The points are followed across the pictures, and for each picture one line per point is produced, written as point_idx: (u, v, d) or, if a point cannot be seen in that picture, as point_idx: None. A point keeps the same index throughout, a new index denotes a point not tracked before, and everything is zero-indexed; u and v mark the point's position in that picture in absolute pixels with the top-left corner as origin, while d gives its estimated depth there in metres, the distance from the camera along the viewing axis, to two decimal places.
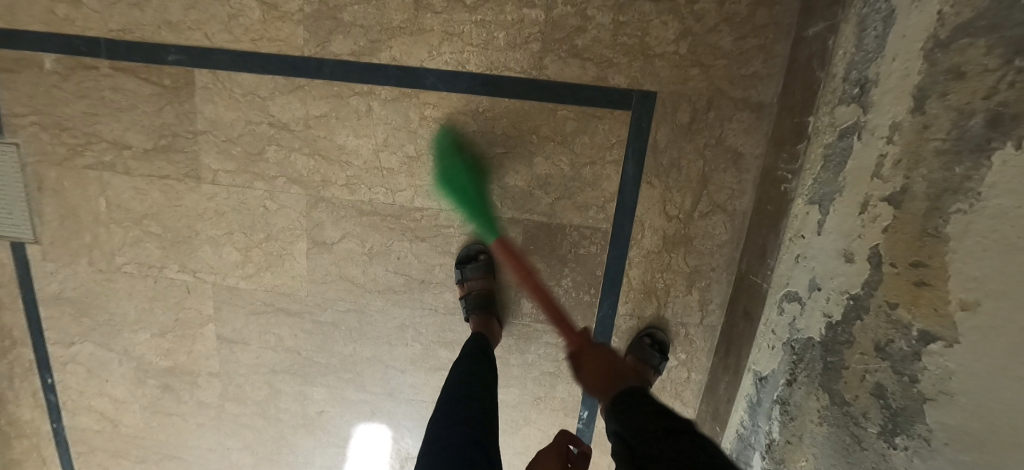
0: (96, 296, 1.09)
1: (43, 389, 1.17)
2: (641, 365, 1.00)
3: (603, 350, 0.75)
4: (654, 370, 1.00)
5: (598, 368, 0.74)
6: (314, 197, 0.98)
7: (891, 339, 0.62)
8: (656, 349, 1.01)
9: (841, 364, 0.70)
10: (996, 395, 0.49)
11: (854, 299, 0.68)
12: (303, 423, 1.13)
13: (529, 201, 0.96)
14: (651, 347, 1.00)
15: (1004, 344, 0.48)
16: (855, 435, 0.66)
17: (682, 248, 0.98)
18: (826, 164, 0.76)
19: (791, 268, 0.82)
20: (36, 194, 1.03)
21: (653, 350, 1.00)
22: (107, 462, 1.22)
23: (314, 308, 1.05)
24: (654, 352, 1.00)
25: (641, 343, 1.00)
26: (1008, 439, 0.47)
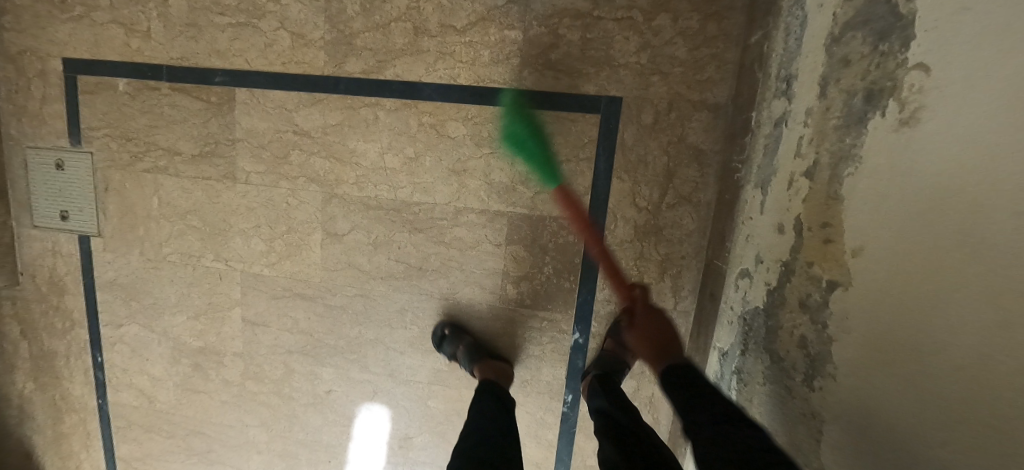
0: (143, 282, 1.26)
1: (94, 367, 1.33)
2: (619, 347, 1.08)
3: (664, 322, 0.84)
4: (632, 352, 1.09)
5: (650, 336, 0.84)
6: (329, 194, 1.14)
7: (809, 294, 0.69)
8: None
9: (777, 326, 0.76)
10: (876, 326, 0.57)
11: (786, 264, 0.76)
12: (313, 401, 1.25)
13: (513, 195, 1.09)
14: (628, 331, 1.10)
15: (880, 282, 0.57)
16: (788, 386, 0.72)
17: (653, 237, 1.08)
18: (766, 151, 0.86)
19: (743, 248, 0.91)
20: (102, 194, 1.23)
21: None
22: (142, 436, 1.36)
23: (326, 293, 1.19)
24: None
25: (619, 327, 1.09)
26: (889, 362, 0.55)
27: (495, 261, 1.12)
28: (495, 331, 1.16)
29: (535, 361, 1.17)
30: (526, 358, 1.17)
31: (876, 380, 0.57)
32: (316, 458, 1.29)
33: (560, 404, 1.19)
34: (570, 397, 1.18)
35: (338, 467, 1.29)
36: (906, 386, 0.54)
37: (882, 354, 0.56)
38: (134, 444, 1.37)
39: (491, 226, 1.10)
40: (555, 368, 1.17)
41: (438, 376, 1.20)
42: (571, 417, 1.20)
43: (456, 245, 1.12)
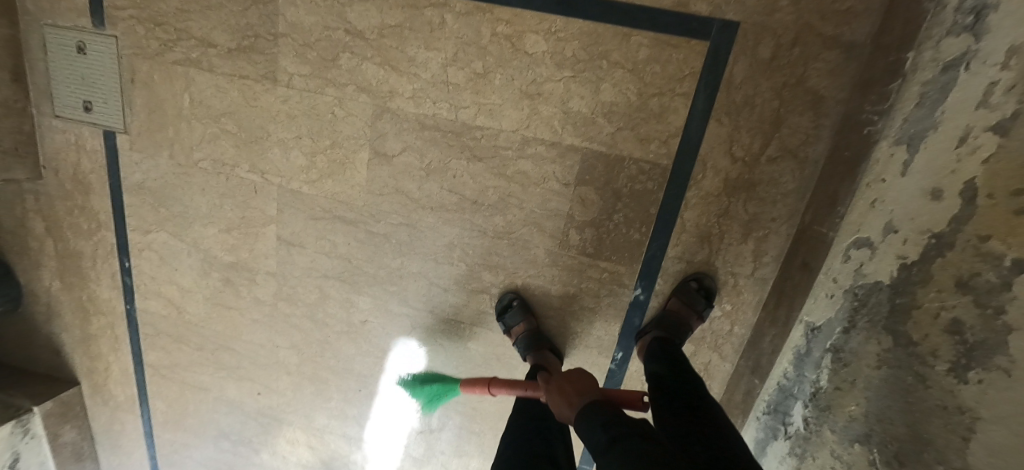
0: (173, 188, 1.17)
1: (121, 272, 1.27)
2: (685, 309, 0.99)
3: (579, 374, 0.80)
4: (699, 316, 0.99)
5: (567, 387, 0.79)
6: (380, 107, 1.01)
7: (976, 273, 0.57)
8: (702, 295, 1.00)
9: (909, 304, 0.66)
10: None
11: (937, 237, 0.64)
12: (347, 330, 1.19)
13: (591, 129, 0.95)
14: (697, 292, 0.99)
15: None
16: (920, 374, 0.63)
17: (744, 193, 0.95)
18: (921, 101, 0.71)
19: (864, 215, 0.78)
20: (129, 86, 1.10)
21: (699, 295, 0.99)
22: (170, 346, 1.33)
23: (368, 219, 1.09)
24: (700, 297, 0.99)
25: (687, 286, 1.00)
26: None
27: (560, 203, 1.01)
28: (550, 278, 1.07)
29: (587, 314, 1.08)
30: (579, 309, 1.08)
31: None
32: (346, 386, 1.26)
33: (608, 360, 1.11)
34: (620, 354, 1.10)
35: (367, 397, 1.26)
36: None
37: None
38: (162, 352, 1.34)
39: (561, 162, 0.98)
40: (608, 323, 1.08)
41: (483, 318, 1.12)
42: (617, 375, 1.12)
43: (519, 180, 1.00)
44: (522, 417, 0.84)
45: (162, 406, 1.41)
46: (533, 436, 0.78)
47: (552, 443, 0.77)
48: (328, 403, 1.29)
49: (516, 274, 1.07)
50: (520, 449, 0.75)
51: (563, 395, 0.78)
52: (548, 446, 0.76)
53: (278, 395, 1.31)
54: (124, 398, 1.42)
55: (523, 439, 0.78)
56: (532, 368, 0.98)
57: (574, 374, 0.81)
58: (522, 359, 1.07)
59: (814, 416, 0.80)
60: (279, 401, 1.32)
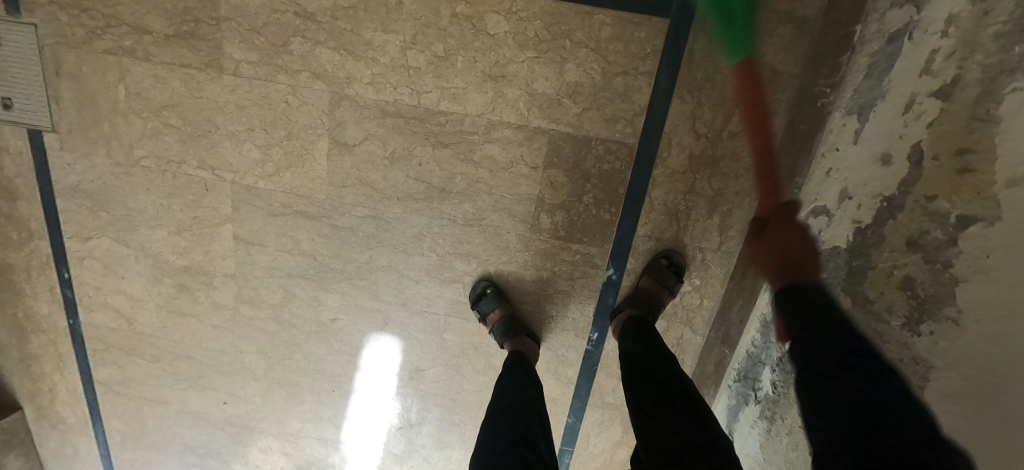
0: (113, 190, 1.08)
1: (60, 283, 1.18)
2: (656, 286, 1.00)
3: (807, 237, 0.59)
4: (670, 292, 1.00)
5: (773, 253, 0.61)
6: (338, 94, 0.97)
7: (925, 231, 0.60)
8: (672, 271, 1.01)
9: (866, 266, 0.69)
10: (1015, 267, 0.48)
11: (888, 200, 0.67)
12: (317, 329, 1.15)
13: (557, 110, 0.94)
14: (668, 269, 1.01)
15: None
16: (878, 331, 0.65)
17: (708, 169, 0.96)
18: (869, 72, 0.74)
19: (821, 184, 0.81)
20: (54, 79, 1.01)
21: (669, 272, 1.01)
22: (122, 360, 1.25)
23: (332, 213, 1.05)
24: (670, 273, 1.00)
25: (658, 264, 1.00)
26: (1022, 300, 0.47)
27: (529, 187, 1.00)
28: (522, 263, 1.06)
29: (562, 296, 1.08)
30: (553, 293, 1.08)
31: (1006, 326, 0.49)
32: (319, 387, 1.21)
33: (584, 342, 1.12)
34: (595, 335, 1.10)
35: (342, 396, 1.22)
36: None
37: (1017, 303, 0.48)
38: (113, 367, 1.26)
39: (529, 145, 0.97)
40: (582, 304, 1.08)
41: (457, 308, 1.10)
42: (593, 356, 1.13)
43: (487, 165, 0.99)
44: (501, 404, 0.83)
45: (118, 424, 1.32)
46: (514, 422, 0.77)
47: (533, 428, 0.76)
48: (301, 406, 1.24)
49: (488, 261, 1.06)
50: (501, 437, 0.74)
51: (768, 257, 0.61)
52: (529, 432, 0.75)
53: (246, 402, 1.25)
54: (75, 420, 1.33)
55: (503, 427, 0.77)
56: (510, 356, 0.98)
57: (811, 247, 0.59)
58: (499, 346, 1.06)
59: (782, 379, 0.83)
60: (248, 409, 1.26)
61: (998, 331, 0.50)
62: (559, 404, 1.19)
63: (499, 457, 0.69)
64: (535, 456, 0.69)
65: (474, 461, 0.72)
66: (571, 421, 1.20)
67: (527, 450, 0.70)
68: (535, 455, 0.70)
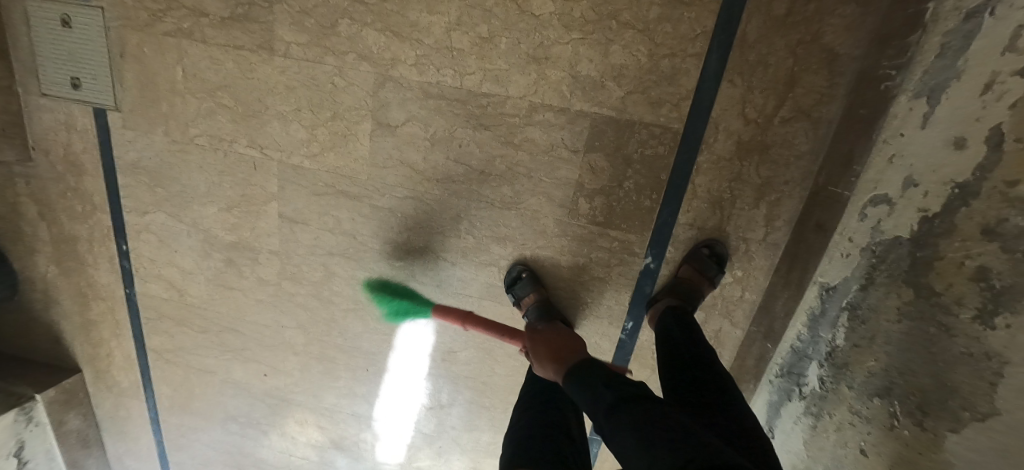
0: (169, 167, 1.13)
1: (120, 255, 1.25)
2: (697, 275, 0.97)
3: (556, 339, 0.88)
4: (712, 282, 0.97)
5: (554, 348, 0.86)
6: (382, 75, 0.98)
7: (1003, 218, 0.56)
8: (714, 261, 0.98)
9: (932, 257, 0.65)
10: None
11: (961, 187, 0.62)
12: (355, 307, 1.18)
13: (600, 93, 0.93)
14: (709, 259, 0.97)
15: None
16: (944, 325, 0.61)
17: (757, 156, 0.93)
18: (943, 52, 0.69)
19: (882, 171, 0.77)
20: (118, 60, 1.06)
21: (711, 262, 0.97)
22: (172, 330, 1.31)
23: (373, 193, 1.07)
24: (712, 263, 0.97)
25: (699, 253, 0.98)
26: None
27: (569, 171, 0.99)
28: (559, 248, 1.05)
29: (598, 284, 1.06)
30: (589, 279, 1.06)
31: None
32: (354, 364, 1.24)
33: (619, 331, 1.10)
34: (631, 324, 1.09)
35: (376, 375, 1.25)
36: None
37: None
38: (165, 336, 1.32)
39: (571, 128, 0.96)
40: (618, 292, 1.06)
41: (491, 291, 1.10)
42: (628, 345, 1.11)
43: (527, 147, 0.98)
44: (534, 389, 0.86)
45: (167, 390, 1.40)
46: (546, 407, 0.80)
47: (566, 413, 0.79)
48: (336, 382, 1.28)
49: (525, 246, 1.05)
50: (533, 420, 0.77)
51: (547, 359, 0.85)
52: (561, 417, 0.78)
53: (285, 375, 1.30)
54: (129, 384, 1.41)
55: (536, 410, 0.80)
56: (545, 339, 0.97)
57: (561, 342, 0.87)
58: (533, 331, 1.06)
59: (831, 375, 0.79)
60: (287, 382, 1.31)
61: None
62: None
63: (531, 437, 0.73)
64: (569, 445, 0.72)
65: (506, 439, 0.75)
66: None
67: (558, 433, 0.74)
68: (566, 438, 0.73)
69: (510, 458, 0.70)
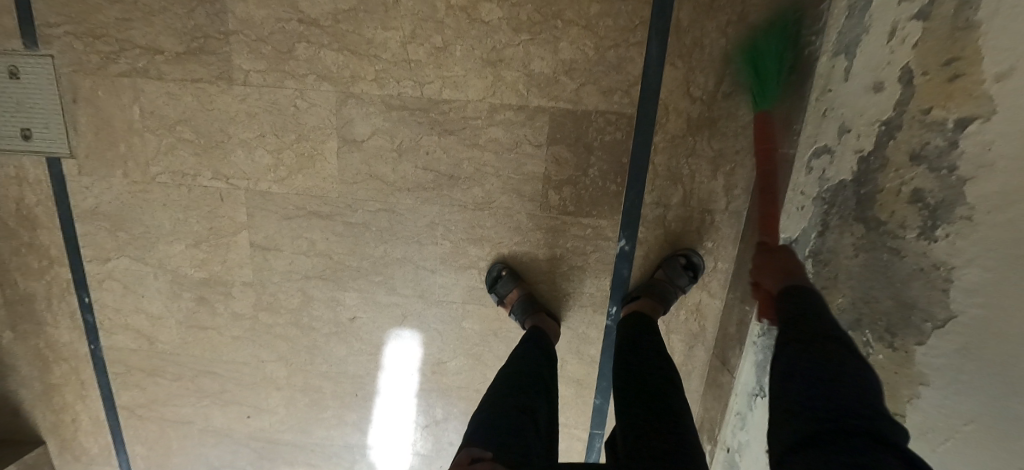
0: (130, 209, 1.11)
1: (81, 309, 1.19)
2: (669, 282, 1.02)
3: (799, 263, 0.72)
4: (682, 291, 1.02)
5: (772, 264, 0.73)
6: (344, 93, 1.01)
7: (926, 142, 0.62)
8: (688, 271, 1.02)
9: (875, 191, 0.70)
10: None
11: (886, 124, 0.69)
12: (337, 330, 1.16)
13: (555, 88, 0.98)
14: (684, 268, 1.02)
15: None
16: (894, 249, 0.66)
17: (707, 131, 0.99)
18: (850, 13, 0.77)
19: (819, 125, 0.83)
20: (71, 106, 1.05)
21: (684, 271, 1.02)
22: (143, 382, 1.25)
23: (345, 209, 1.07)
24: (684, 272, 1.02)
25: (675, 262, 1.02)
26: None
27: (536, 165, 1.02)
28: (535, 241, 1.07)
29: (577, 272, 1.09)
30: (568, 269, 1.09)
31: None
32: (342, 391, 1.21)
33: (603, 317, 1.11)
34: (614, 309, 1.11)
35: (366, 399, 1.22)
36: None
37: None
38: (135, 390, 1.26)
39: (531, 124, 1.00)
40: (598, 278, 1.09)
41: (473, 294, 1.11)
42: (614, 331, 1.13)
43: (492, 147, 1.02)
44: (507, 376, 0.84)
45: (142, 450, 1.31)
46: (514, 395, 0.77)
47: (535, 396, 0.78)
48: (324, 413, 1.23)
49: (503, 243, 1.07)
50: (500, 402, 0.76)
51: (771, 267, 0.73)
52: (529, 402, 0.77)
53: (270, 414, 1.25)
54: (98, 450, 1.32)
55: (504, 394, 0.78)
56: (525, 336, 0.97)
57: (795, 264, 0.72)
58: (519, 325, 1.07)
59: None
60: (272, 421, 1.25)
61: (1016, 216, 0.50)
62: (584, 385, 1.18)
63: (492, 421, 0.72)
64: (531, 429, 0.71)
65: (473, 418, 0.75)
66: (599, 402, 1.19)
67: (524, 414, 0.73)
68: (530, 420, 0.73)
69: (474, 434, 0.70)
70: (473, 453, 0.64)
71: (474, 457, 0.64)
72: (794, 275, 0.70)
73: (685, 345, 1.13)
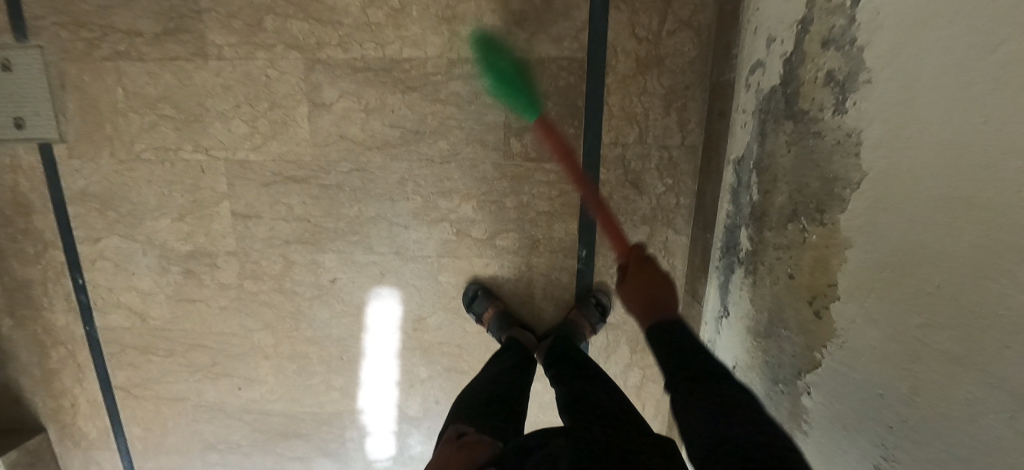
0: (118, 188, 1.17)
1: (76, 290, 1.24)
2: (582, 319, 1.13)
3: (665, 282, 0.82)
4: (595, 329, 1.14)
5: (647, 285, 0.83)
6: (311, 60, 1.07)
7: (832, 26, 0.66)
8: (598, 309, 1.14)
9: (798, 87, 0.74)
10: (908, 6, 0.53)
11: (802, 22, 0.73)
12: (319, 293, 1.20)
13: (508, 39, 1.04)
14: (594, 307, 1.14)
15: None
16: (816, 132, 0.70)
17: (656, 69, 1.04)
18: None
19: (752, 44, 0.88)
20: (59, 91, 1.12)
21: (595, 310, 1.14)
22: (138, 360, 1.29)
23: (319, 172, 1.12)
24: (595, 310, 1.14)
25: (586, 300, 1.14)
26: (919, 30, 0.52)
27: (496, 115, 1.07)
28: (502, 190, 1.11)
29: (545, 218, 1.13)
30: (536, 216, 1.13)
31: (915, 63, 0.53)
32: (328, 356, 1.24)
33: (575, 262, 1.15)
34: (584, 253, 1.15)
35: (352, 362, 1.24)
36: (933, 60, 0.50)
37: (921, 38, 0.52)
38: (130, 369, 1.29)
39: (489, 76, 1.05)
40: (566, 223, 1.13)
41: (447, 247, 1.15)
42: (586, 274, 1.16)
43: (454, 101, 1.07)
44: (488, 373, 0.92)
45: (139, 431, 1.35)
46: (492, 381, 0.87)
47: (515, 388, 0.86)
48: (311, 380, 1.26)
49: (472, 195, 1.12)
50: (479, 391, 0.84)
51: (640, 289, 0.83)
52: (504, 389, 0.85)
53: (260, 384, 1.28)
54: (97, 434, 1.35)
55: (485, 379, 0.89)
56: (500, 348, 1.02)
57: (660, 283, 0.82)
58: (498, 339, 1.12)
59: (755, 230, 0.86)
60: (262, 392, 1.28)
61: (906, 65, 0.54)
62: None
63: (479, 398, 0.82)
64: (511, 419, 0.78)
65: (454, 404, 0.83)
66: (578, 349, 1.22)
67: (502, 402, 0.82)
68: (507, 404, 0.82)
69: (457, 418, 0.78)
70: (457, 429, 0.74)
71: (459, 432, 0.74)
72: (662, 306, 0.80)
73: None
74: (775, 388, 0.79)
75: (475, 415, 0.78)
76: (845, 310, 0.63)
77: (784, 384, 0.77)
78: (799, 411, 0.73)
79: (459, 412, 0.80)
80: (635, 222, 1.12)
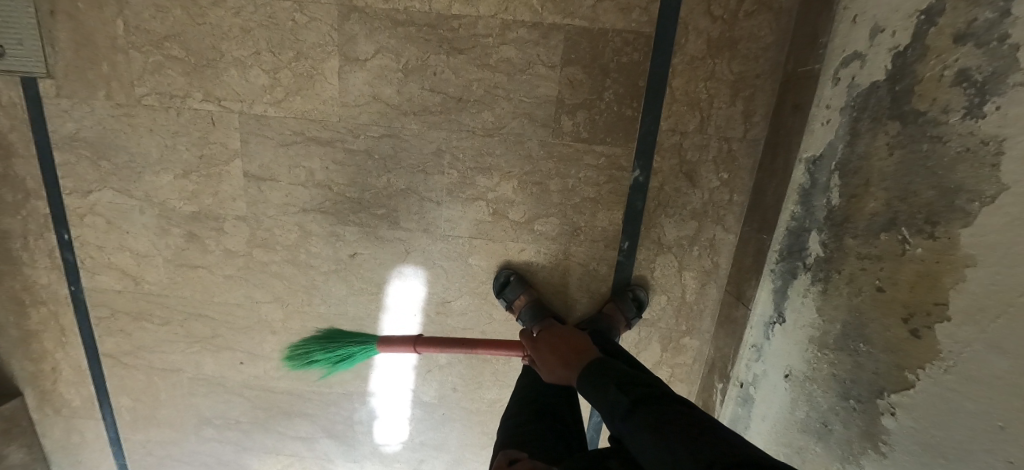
0: (114, 135, 1.03)
1: (61, 246, 1.11)
2: (618, 313, 1.07)
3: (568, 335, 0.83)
4: (631, 324, 1.08)
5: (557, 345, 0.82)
6: (346, 7, 0.95)
7: (972, 20, 0.59)
8: (634, 304, 1.08)
9: (912, 85, 0.67)
10: None
11: (925, 12, 0.66)
12: (337, 268, 1.10)
13: (571, 4, 0.93)
14: (631, 302, 1.08)
15: None
16: (936, 137, 0.63)
17: (727, 53, 0.95)
18: None
19: (847, 33, 0.80)
20: (48, 19, 0.97)
21: (631, 304, 1.08)
22: (129, 327, 1.18)
23: (347, 135, 1.02)
24: (632, 305, 1.07)
25: (622, 295, 1.08)
26: None
27: (548, 88, 0.98)
28: (547, 172, 1.03)
29: (590, 206, 1.05)
30: (580, 202, 1.05)
31: None
32: None
33: (615, 254, 1.08)
34: (626, 245, 1.08)
35: None
36: None
37: None
38: (120, 336, 1.18)
39: (545, 44, 0.95)
40: (610, 212, 1.05)
41: (481, 229, 1.07)
42: (626, 268, 1.09)
43: (504, 68, 0.97)
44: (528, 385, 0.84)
45: (127, 401, 1.25)
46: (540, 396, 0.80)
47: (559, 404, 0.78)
48: None
49: (513, 174, 1.03)
50: (527, 406, 0.78)
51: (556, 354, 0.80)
52: (552, 404, 0.78)
53: (265, 360, 1.19)
54: (80, 402, 1.24)
55: (532, 391, 0.82)
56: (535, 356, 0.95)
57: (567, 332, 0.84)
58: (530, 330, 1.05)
59: (832, 236, 0.80)
60: (266, 368, 1.19)
61: None
62: None
63: (526, 413, 0.75)
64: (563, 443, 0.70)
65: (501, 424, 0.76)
66: None
67: (545, 421, 0.74)
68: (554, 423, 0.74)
69: (505, 442, 0.70)
70: (509, 455, 0.65)
71: (511, 458, 0.65)
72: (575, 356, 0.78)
73: (698, 283, 1.10)
74: (845, 404, 0.76)
75: (526, 441, 0.69)
76: (959, 334, 0.59)
77: (857, 400, 0.74)
78: (877, 431, 0.71)
79: (504, 436, 0.72)
80: (683, 216, 1.05)
